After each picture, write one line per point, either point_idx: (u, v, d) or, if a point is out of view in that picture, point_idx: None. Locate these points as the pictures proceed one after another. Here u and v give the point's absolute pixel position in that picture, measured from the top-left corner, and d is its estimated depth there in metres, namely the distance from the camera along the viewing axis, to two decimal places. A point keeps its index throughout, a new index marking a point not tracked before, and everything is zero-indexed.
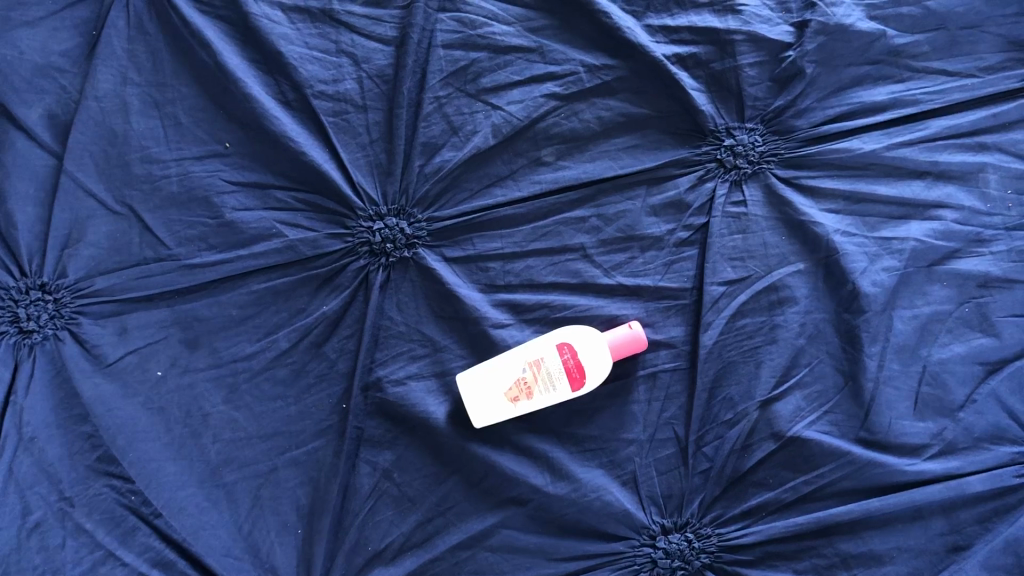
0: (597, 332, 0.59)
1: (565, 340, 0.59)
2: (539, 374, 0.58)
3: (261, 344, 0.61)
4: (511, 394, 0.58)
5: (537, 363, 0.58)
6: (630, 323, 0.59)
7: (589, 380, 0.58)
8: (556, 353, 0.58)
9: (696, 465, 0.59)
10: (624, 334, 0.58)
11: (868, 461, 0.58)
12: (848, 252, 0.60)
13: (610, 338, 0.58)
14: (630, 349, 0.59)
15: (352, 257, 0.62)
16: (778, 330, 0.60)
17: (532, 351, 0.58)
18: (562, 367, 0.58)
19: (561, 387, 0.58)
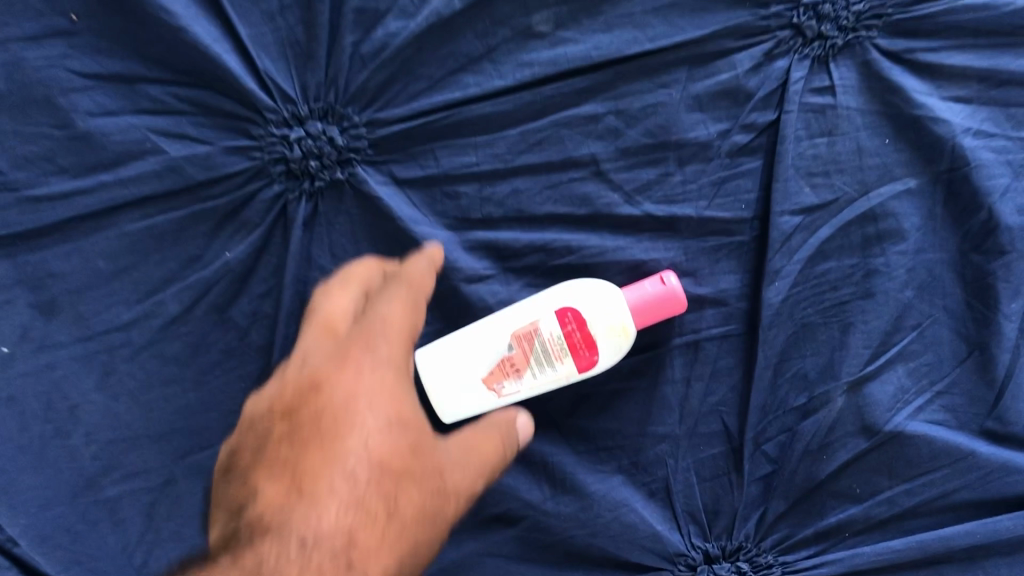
0: (610, 286, 0.41)
1: (569, 301, 0.41)
2: (530, 352, 0.40)
3: (142, 309, 0.44)
4: (490, 378, 0.41)
5: (527, 336, 0.40)
6: (662, 276, 0.41)
7: (603, 358, 0.41)
8: (553, 321, 0.40)
9: (753, 471, 0.43)
10: (649, 290, 0.41)
11: (998, 465, 0.41)
12: (984, 162, 0.41)
13: (628, 293, 0.41)
14: (660, 312, 0.41)
15: (262, 181, 0.44)
16: (874, 278, 0.42)
17: (520, 318, 0.41)
18: (564, 342, 0.40)
19: (560, 368, 0.40)
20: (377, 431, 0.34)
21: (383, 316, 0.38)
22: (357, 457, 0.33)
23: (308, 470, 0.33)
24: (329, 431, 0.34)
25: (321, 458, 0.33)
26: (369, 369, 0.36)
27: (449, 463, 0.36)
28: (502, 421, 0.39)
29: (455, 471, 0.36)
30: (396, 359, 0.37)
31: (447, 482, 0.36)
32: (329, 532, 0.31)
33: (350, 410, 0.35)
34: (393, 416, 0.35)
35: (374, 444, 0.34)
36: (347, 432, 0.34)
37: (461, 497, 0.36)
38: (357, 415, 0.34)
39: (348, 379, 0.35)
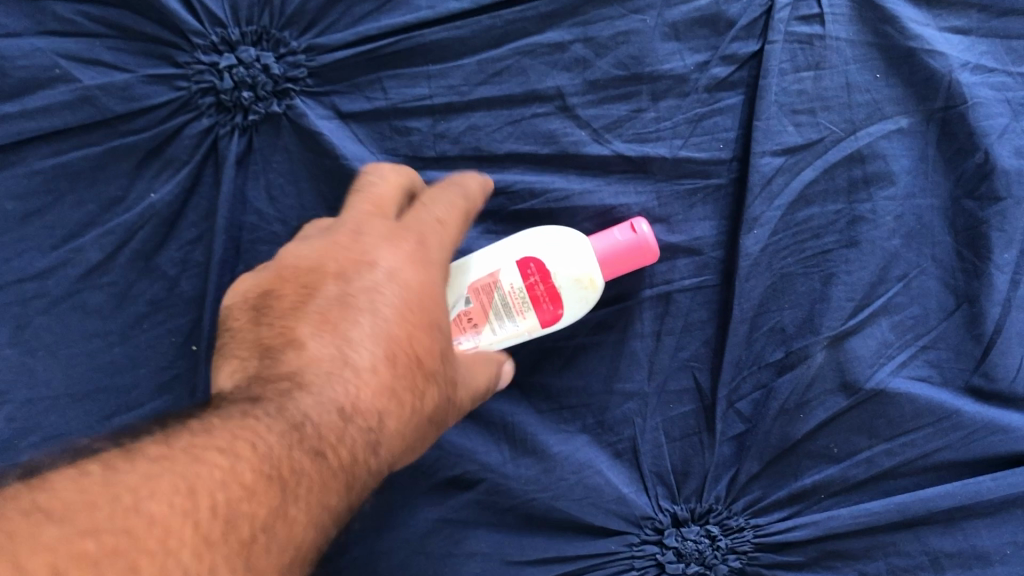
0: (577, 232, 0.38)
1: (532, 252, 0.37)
2: (489, 305, 0.37)
3: (59, 256, 0.39)
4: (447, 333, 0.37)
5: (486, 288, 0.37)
6: (632, 222, 0.37)
7: (568, 312, 0.38)
8: (513, 271, 0.37)
9: (725, 430, 0.40)
10: (620, 240, 0.37)
11: (983, 424, 0.39)
12: (982, 99, 0.38)
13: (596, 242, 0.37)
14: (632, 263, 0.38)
15: (190, 114, 0.40)
16: (859, 226, 0.39)
17: (477, 270, 0.37)
18: (526, 294, 0.37)
19: (520, 323, 0.37)
20: (414, 323, 0.30)
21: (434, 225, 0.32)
22: (378, 353, 0.29)
23: (344, 345, 0.28)
24: (367, 306, 0.29)
25: (350, 346, 0.29)
26: (420, 272, 0.31)
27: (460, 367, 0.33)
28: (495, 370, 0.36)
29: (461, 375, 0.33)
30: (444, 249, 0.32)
31: (454, 388, 0.32)
32: (362, 409, 0.28)
33: (391, 301, 0.30)
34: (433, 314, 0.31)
35: (410, 331, 0.30)
36: (392, 310, 0.29)
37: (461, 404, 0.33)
38: (403, 301, 0.30)
39: (406, 272, 0.30)
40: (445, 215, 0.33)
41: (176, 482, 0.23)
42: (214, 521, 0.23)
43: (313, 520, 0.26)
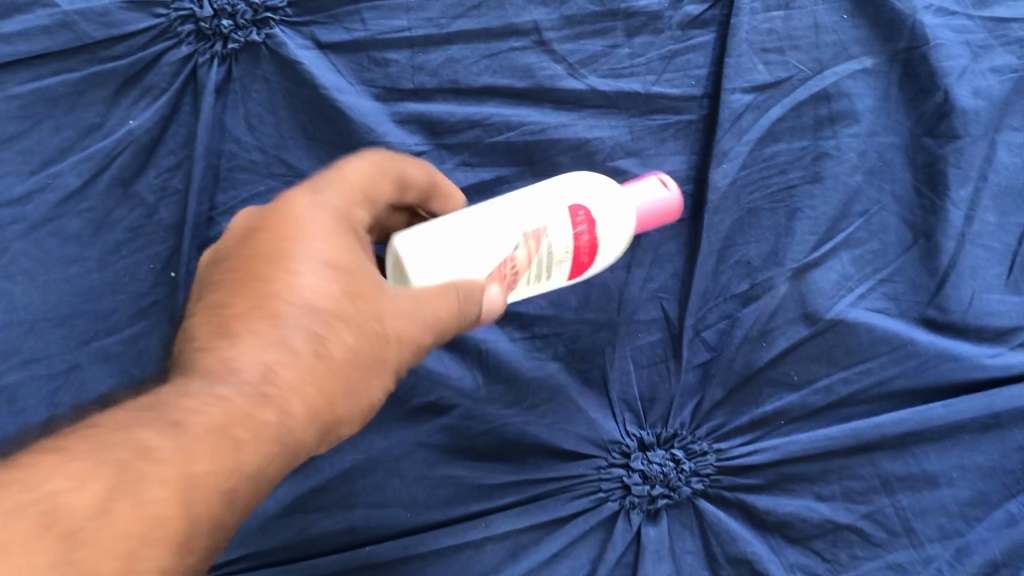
0: (619, 189, 0.37)
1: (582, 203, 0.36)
2: (535, 256, 0.34)
3: (36, 181, 0.39)
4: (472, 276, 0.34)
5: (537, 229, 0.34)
6: (668, 183, 0.38)
7: (593, 265, 0.37)
8: (564, 216, 0.35)
9: (691, 358, 0.42)
10: (658, 199, 0.38)
11: (935, 354, 0.41)
12: (943, 41, 0.40)
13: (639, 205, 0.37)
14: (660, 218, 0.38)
15: (169, 41, 0.40)
16: (823, 162, 0.40)
17: (531, 209, 0.34)
18: (571, 245, 0.35)
19: (553, 276, 0.36)
20: (340, 258, 0.29)
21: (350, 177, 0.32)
22: (268, 296, 0.28)
23: (236, 302, 0.29)
24: (280, 250, 0.29)
25: (275, 278, 0.29)
26: (333, 215, 0.31)
27: (431, 292, 0.31)
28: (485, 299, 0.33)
29: (423, 311, 0.31)
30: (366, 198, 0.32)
31: (413, 317, 0.30)
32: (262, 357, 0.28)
33: (305, 241, 0.29)
34: (348, 249, 0.30)
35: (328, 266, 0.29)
36: (305, 251, 0.29)
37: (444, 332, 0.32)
38: (319, 239, 0.29)
39: (291, 213, 0.30)
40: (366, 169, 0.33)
41: (58, 450, 0.24)
42: (102, 467, 0.24)
43: (223, 467, 0.26)
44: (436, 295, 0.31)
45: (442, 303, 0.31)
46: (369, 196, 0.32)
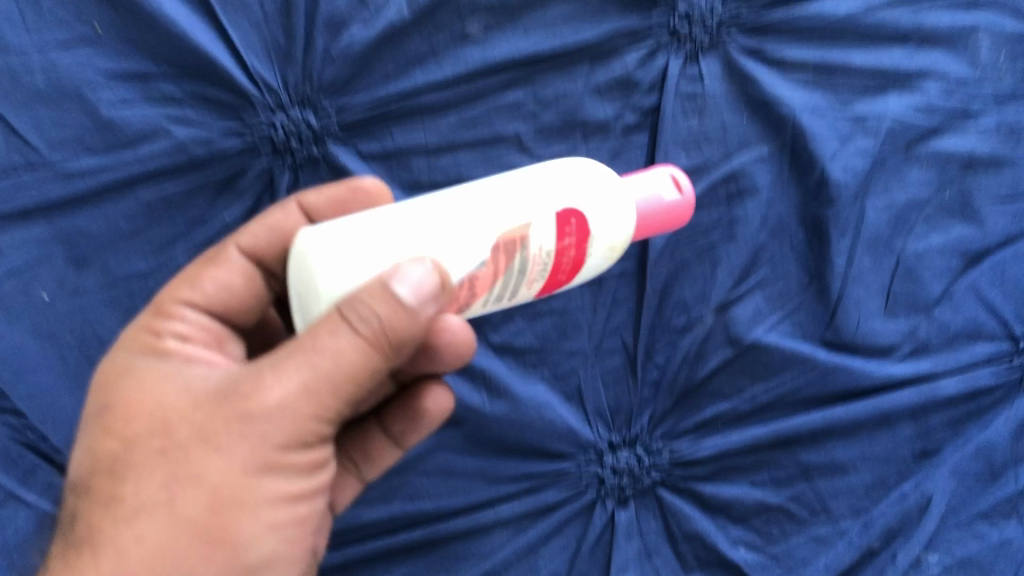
0: (624, 197, 0.43)
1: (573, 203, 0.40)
2: (505, 268, 0.38)
3: (157, 261, 0.55)
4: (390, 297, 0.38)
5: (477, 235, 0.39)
6: (677, 186, 0.45)
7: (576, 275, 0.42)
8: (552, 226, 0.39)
9: (645, 376, 0.55)
10: (660, 201, 0.44)
11: (834, 367, 0.53)
12: (818, 133, 0.53)
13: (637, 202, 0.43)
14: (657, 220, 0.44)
15: (252, 157, 0.55)
16: (736, 226, 0.54)
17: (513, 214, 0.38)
18: (555, 255, 0.40)
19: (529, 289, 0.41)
20: (148, 379, 0.37)
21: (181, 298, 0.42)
22: (144, 473, 0.34)
23: (129, 474, 0.34)
24: (131, 396, 0.37)
25: (149, 440, 0.35)
26: (147, 352, 0.39)
27: (285, 360, 0.34)
28: (374, 293, 0.33)
29: (290, 371, 0.34)
30: (201, 305, 0.42)
31: (265, 385, 0.34)
32: (148, 501, 0.34)
33: (126, 384, 0.37)
34: (170, 373, 0.38)
35: (136, 411, 0.36)
36: (112, 404, 0.37)
37: (343, 366, 0.34)
38: (134, 377, 0.38)
39: (155, 387, 0.36)
40: (198, 278, 0.42)
41: None
42: None
43: None
44: (308, 349, 0.34)
45: (323, 344, 0.34)
46: (199, 301, 0.42)
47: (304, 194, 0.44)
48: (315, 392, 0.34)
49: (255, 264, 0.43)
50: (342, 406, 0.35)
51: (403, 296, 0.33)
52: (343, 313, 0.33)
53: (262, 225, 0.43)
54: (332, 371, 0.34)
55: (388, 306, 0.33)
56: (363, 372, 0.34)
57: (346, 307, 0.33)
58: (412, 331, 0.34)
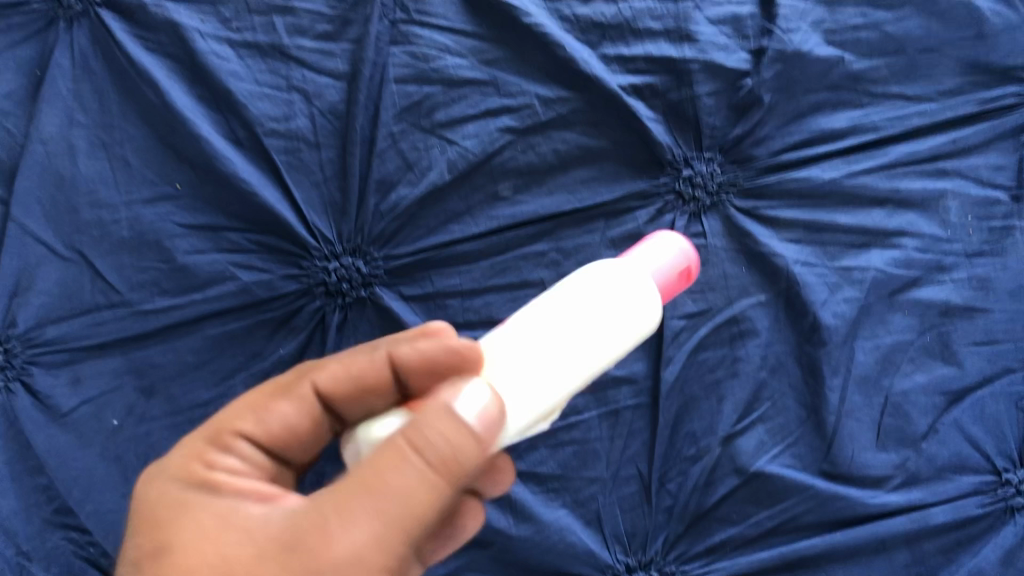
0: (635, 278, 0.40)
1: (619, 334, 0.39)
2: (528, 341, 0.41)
3: (217, 391, 0.60)
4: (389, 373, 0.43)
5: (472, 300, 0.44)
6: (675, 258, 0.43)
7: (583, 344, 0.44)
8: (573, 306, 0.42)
9: (659, 502, 0.59)
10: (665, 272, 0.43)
11: (832, 495, 0.58)
12: (809, 283, 0.60)
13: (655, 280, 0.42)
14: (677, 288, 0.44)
15: (308, 298, 0.62)
16: (739, 363, 0.60)
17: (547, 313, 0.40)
18: None
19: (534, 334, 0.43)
20: (203, 524, 0.38)
21: (243, 432, 0.43)
22: None
23: None
24: (190, 536, 0.37)
25: None
26: (195, 485, 0.40)
27: (352, 503, 0.35)
28: (445, 420, 0.35)
29: (360, 517, 0.35)
30: (257, 439, 0.44)
31: (335, 530, 0.35)
32: None
33: (180, 532, 0.38)
34: (225, 515, 0.38)
35: (192, 557, 0.36)
36: (168, 546, 0.37)
37: (412, 503, 0.35)
38: (192, 514, 0.38)
39: (220, 534, 0.37)
40: (266, 411, 0.44)
41: None
42: None
43: None
44: (377, 488, 0.35)
45: (391, 481, 0.35)
46: (260, 435, 0.44)
47: (397, 345, 0.44)
48: (388, 542, 0.35)
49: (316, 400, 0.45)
50: (404, 549, 0.36)
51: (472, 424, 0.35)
52: (411, 445, 0.35)
53: (343, 363, 0.44)
54: (402, 509, 0.35)
55: (454, 436, 0.35)
56: (426, 510, 0.35)
57: (415, 441, 0.35)
58: (473, 461, 0.36)
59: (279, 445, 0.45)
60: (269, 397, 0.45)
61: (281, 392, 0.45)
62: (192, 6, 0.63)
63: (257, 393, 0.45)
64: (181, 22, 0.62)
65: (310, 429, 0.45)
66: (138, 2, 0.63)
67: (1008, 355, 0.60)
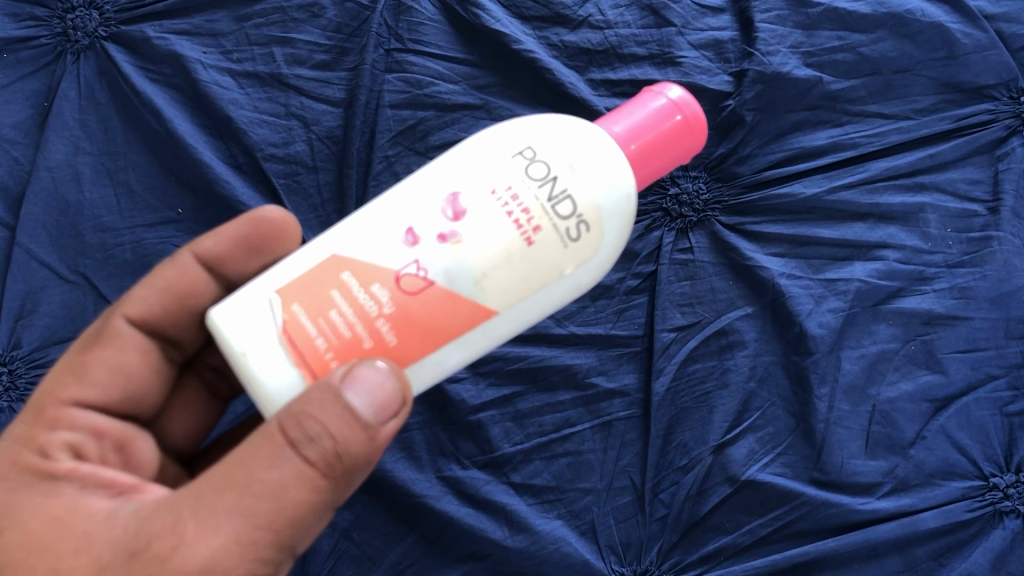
0: (609, 150, 0.42)
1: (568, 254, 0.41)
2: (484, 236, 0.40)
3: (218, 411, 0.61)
4: (295, 313, 0.39)
5: (414, 220, 0.40)
6: (673, 109, 0.44)
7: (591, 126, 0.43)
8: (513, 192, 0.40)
9: (652, 512, 0.60)
10: (664, 124, 0.44)
11: (823, 501, 0.59)
12: (794, 294, 0.61)
13: (651, 133, 0.44)
14: (682, 141, 0.44)
15: None
16: (728, 374, 0.61)
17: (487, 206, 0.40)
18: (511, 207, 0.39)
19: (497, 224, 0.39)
20: (39, 519, 0.39)
21: (71, 398, 0.45)
22: None
23: None
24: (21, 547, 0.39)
25: None
26: (22, 478, 0.41)
27: (215, 503, 0.37)
28: (326, 410, 0.36)
29: (221, 517, 0.37)
30: (92, 399, 0.45)
31: (189, 534, 0.37)
32: None
33: (8, 533, 0.39)
34: (59, 514, 0.39)
35: (22, 557, 0.39)
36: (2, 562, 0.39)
37: (283, 499, 0.37)
38: (25, 510, 0.40)
39: (56, 545, 0.38)
40: (87, 371, 0.46)
41: None
42: None
43: None
44: (244, 484, 0.37)
45: (262, 477, 0.37)
46: (97, 398, 0.46)
47: (196, 246, 0.48)
48: (250, 540, 0.37)
49: (141, 334, 0.48)
50: (274, 548, 0.38)
51: (355, 413, 0.37)
52: (286, 440, 0.37)
53: (153, 288, 0.48)
54: (272, 505, 0.37)
55: (336, 428, 0.37)
56: (301, 504, 0.38)
57: (291, 436, 0.37)
58: (357, 452, 0.38)
59: (116, 394, 0.46)
60: (82, 354, 0.46)
61: (96, 344, 0.47)
62: (195, 38, 0.66)
63: (73, 355, 0.47)
64: (183, 54, 0.65)
65: (140, 364, 0.47)
66: (143, 35, 0.66)
67: (991, 363, 0.61)
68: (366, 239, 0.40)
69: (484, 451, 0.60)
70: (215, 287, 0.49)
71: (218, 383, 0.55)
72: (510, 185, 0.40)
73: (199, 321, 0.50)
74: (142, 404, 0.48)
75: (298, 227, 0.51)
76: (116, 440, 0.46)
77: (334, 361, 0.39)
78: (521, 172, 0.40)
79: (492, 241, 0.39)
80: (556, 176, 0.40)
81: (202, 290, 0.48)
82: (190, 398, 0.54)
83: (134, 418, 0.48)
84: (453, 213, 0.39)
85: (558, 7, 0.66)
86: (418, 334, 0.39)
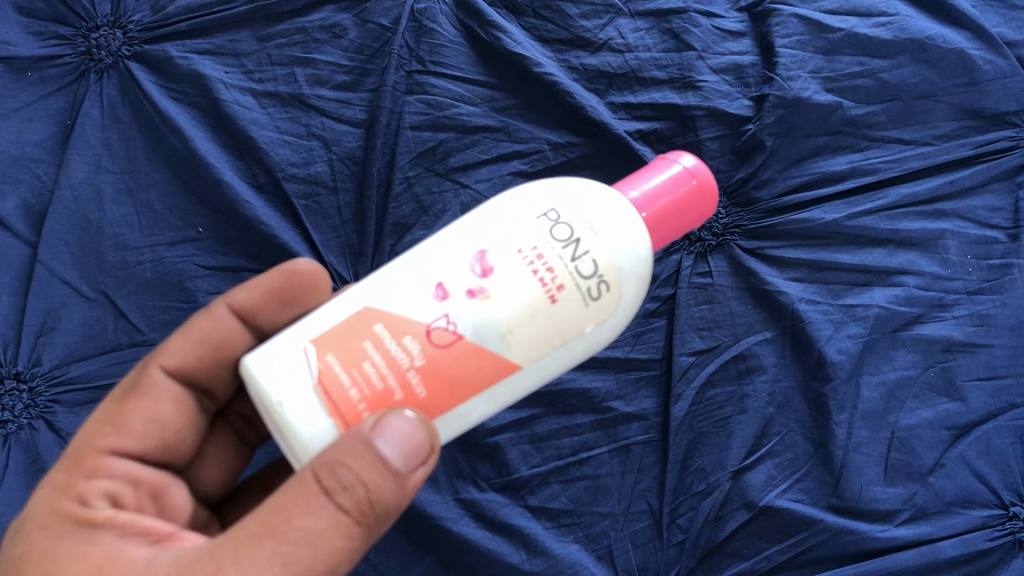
0: (630, 213, 0.43)
1: (595, 307, 0.41)
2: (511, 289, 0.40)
3: None
4: (329, 363, 0.39)
5: (442, 275, 0.40)
6: (690, 177, 0.44)
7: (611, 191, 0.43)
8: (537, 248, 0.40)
9: (670, 537, 0.60)
10: (679, 191, 0.44)
11: (841, 528, 0.58)
12: (814, 319, 0.61)
13: (667, 200, 0.44)
14: (695, 207, 0.45)
15: None
16: (746, 399, 0.61)
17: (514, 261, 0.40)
18: (538, 263, 0.40)
19: (525, 280, 0.39)
20: (81, 567, 0.39)
21: (109, 447, 0.45)
22: None
23: None
24: None
25: None
26: (62, 525, 0.41)
27: (253, 550, 0.36)
28: (359, 459, 0.37)
29: (259, 564, 0.36)
30: (131, 449, 0.45)
31: None
32: None
33: None
34: (99, 563, 0.39)
35: None
36: None
37: (320, 547, 0.37)
38: (66, 558, 0.40)
39: None
40: (126, 422, 0.46)
41: None
42: None
43: None
44: (282, 531, 0.37)
45: (298, 524, 0.37)
46: (136, 449, 0.46)
47: (231, 296, 0.49)
48: None
49: (180, 386, 0.48)
50: None
51: (386, 463, 0.37)
52: (322, 487, 0.37)
53: (188, 338, 0.48)
54: (310, 552, 0.37)
55: (369, 477, 0.37)
56: (335, 552, 0.37)
57: (327, 484, 0.37)
58: (387, 499, 0.38)
59: (153, 443, 0.46)
60: (121, 404, 0.47)
61: (134, 395, 0.47)
62: (217, 58, 0.66)
63: (111, 405, 0.47)
64: (204, 73, 0.65)
65: (176, 415, 0.47)
66: (165, 54, 0.66)
67: (1010, 391, 0.61)
68: (396, 293, 0.40)
69: (502, 474, 0.60)
70: (248, 338, 0.50)
71: (248, 430, 0.56)
72: (536, 244, 0.40)
73: (233, 372, 0.50)
74: (178, 454, 0.48)
75: (328, 279, 0.51)
76: (152, 490, 0.46)
77: (366, 412, 0.39)
78: (546, 232, 0.41)
79: (519, 298, 0.39)
80: (578, 238, 0.41)
81: (237, 341, 0.49)
82: (223, 447, 0.54)
83: (170, 467, 0.48)
84: (481, 269, 0.40)
85: (579, 30, 0.67)
86: (448, 387, 0.39)
